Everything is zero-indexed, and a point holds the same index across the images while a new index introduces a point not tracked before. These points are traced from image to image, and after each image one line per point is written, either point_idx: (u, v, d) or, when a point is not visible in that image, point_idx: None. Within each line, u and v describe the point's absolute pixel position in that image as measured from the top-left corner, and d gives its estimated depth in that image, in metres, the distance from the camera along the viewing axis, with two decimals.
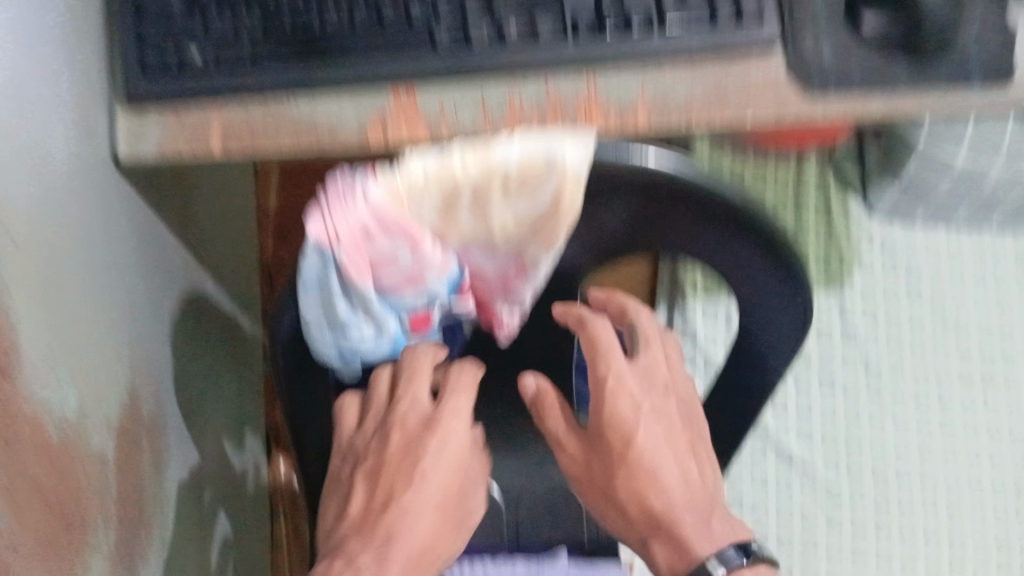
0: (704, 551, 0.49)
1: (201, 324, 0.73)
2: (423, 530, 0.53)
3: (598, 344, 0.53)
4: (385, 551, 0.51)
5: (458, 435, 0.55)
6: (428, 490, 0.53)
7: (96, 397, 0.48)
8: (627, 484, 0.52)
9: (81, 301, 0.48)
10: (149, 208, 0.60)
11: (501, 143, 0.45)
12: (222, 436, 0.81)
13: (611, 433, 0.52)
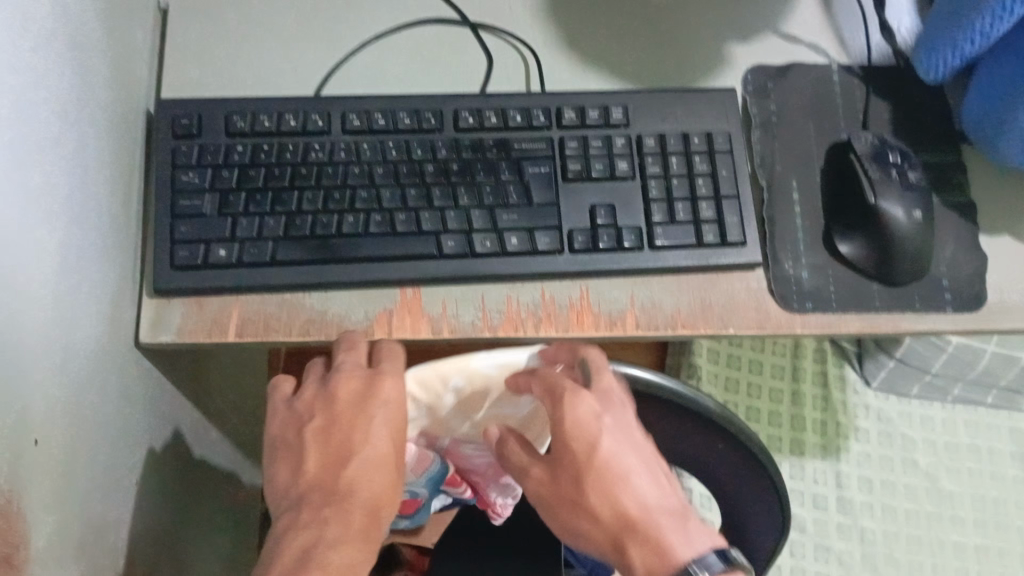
0: (684, 555, 0.47)
1: (206, 489, 0.77)
2: (369, 450, 0.53)
3: (558, 387, 0.50)
4: (329, 497, 0.52)
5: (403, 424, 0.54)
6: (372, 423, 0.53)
7: (95, 574, 0.50)
8: (592, 486, 0.50)
9: (90, 490, 0.50)
10: (164, 385, 0.63)
11: (479, 358, 0.51)
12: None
13: (570, 472, 0.50)
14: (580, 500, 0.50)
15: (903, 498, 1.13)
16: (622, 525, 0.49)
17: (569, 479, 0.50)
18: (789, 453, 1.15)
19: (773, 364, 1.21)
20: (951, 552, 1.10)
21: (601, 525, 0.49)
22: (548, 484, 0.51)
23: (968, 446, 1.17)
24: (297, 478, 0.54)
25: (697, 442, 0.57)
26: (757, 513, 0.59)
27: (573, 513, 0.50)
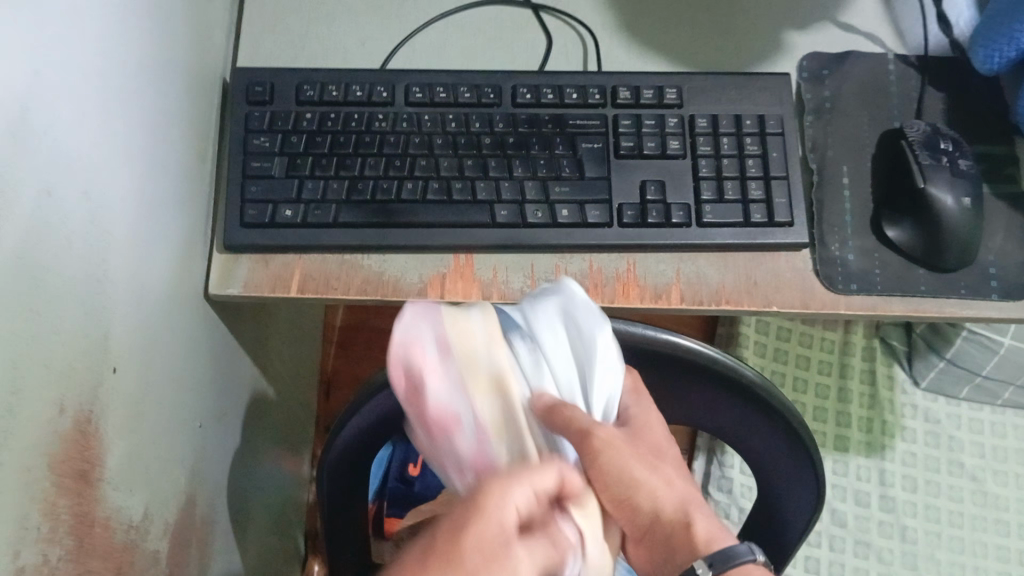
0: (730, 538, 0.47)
1: (263, 442, 0.82)
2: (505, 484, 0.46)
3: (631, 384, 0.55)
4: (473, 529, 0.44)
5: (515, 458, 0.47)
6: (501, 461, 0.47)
7: (158, 505, 0.53)
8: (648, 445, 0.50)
9: (157, 427, 0.53)
10: (226, 339, 0.67)
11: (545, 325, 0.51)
12: (269, 537, 0.87)
13: (653, 440, 0.51)
14: (632, 458, 0.48)
15: (947, 499, 1.13)
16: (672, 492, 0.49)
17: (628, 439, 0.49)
18: (833, 449, 1.16)
19: (820, 359, 1.22)
20: (994, 555, 1.10)
21: (651, 486, 0.48)
22: (615, 438, 0.48)
23: (1017, 450, 1.15)
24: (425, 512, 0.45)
25: (720, 418, 0.59)
26: (791, 489, 0.61)
27: (631, 469, 0.48)
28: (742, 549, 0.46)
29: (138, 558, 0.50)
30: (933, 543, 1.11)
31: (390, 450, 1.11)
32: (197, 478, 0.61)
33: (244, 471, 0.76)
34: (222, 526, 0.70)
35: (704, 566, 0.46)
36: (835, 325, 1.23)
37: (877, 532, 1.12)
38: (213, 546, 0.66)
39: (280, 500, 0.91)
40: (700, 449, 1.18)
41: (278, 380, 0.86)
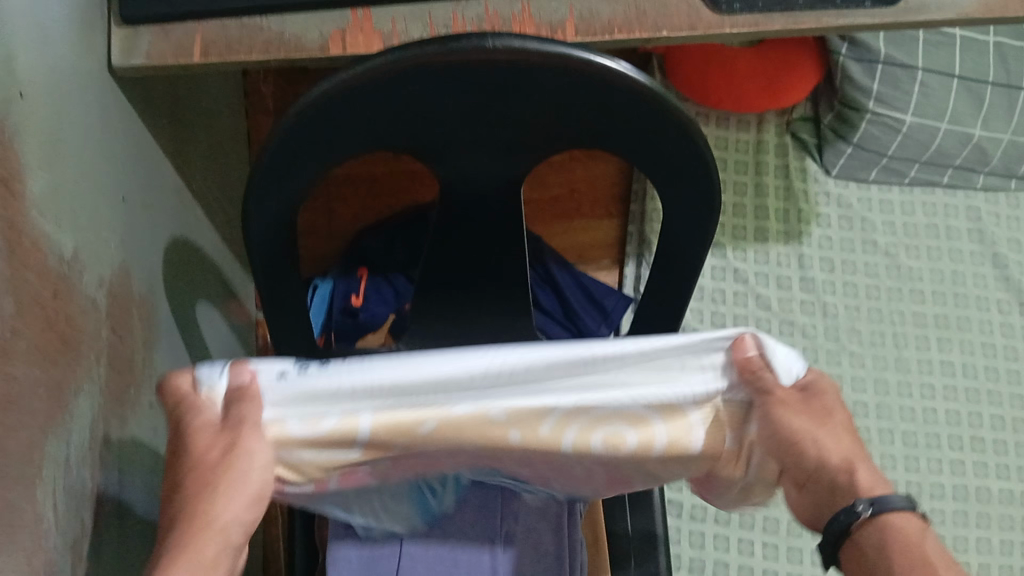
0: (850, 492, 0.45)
1: (197, 246, 0.85)
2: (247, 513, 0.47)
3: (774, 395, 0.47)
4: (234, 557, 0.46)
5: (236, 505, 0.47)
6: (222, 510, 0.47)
7: (88, 254, 0.56)
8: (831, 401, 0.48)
9: (78, 174, 0.55)
10: (143, 128, 0.69)
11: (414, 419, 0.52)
12: (214, 345, 0.90)
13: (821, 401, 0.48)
14: (801, 418, 0.47)
15: (864, 276, 1.23)
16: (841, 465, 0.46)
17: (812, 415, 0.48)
18: (753, 242, 1.23)
19: (736, 160, 1.26)
20: (912, 322, 1.20)
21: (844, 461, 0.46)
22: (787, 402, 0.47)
23: (927, 226, 1.25)
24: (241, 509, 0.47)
25: (619, 133, 0.64)
26: (684, 201, 0.67)
27: (803, 428, 0.46)
28: (895, 497, 0.44)
29: (74, 291, 0.54)
30: (852, 314, 1.20)
31: (332, 287, 1.08)
32: (126, 248, 0.64)
33: (180, 268, 0.79)
34: (165, 311, 0.73)
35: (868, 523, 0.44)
36: (748, 128, 1.28)
37: (796, 306, 1.20)
38: (154, 320, 0.70)
39: (220, 315, 0.94)
40: (629, 254, 1.24)
41: (208, 195, 0.89)
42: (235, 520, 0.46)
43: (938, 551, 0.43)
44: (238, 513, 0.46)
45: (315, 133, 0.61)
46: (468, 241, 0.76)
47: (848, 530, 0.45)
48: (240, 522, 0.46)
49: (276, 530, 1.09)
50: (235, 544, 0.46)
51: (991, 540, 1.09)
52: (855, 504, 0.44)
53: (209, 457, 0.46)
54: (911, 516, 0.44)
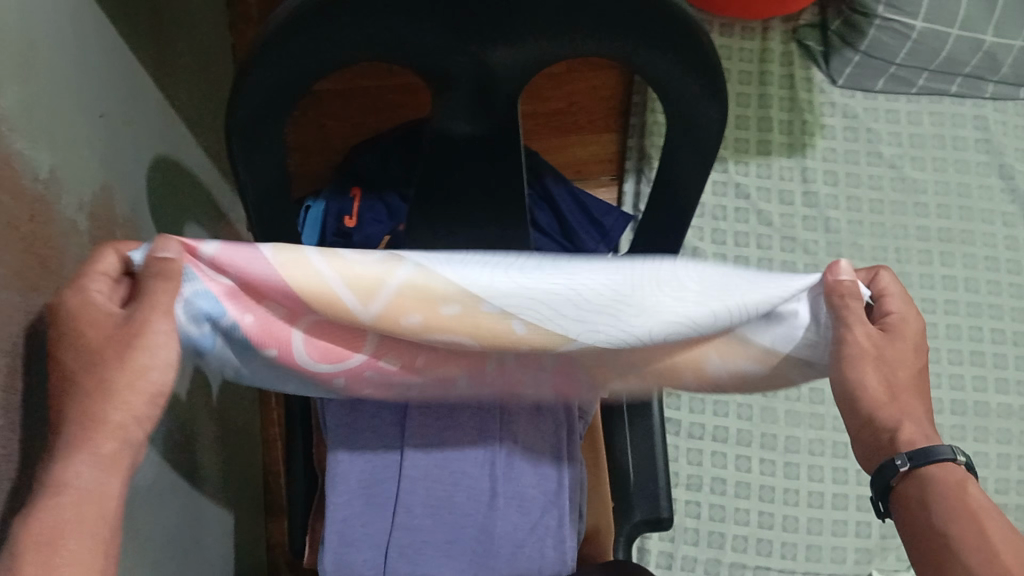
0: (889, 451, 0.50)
1: (183, 165, 0.82)
2: (130, 412, 0.46)
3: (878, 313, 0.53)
4: (110, 455, 0.46)
5: (114, 399, 0.46)
6: (116, 401, 0.46)
7: (67, 174, 0.54)
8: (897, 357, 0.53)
9: (51, 90, 0.52)
10: (119, 40, 0.65)
11: (349, 270, 0.48)
12: None
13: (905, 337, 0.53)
14: (876, 364, 0.52)
15: (868, 190, 1.20)
16: (897, 403, 0.52)
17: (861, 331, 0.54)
18: (756, 155, 1.20)
19: (739, 70, 1.22)
20: (915, 236, 1.18)
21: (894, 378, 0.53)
22: (871, 345, 0.51)
23: (933, 136, 1.22)
24: (121, 412, 0.46)
25: (623, 36, 0.60)
26: (690, 113, 0.64)
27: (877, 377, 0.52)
28: (944, 448, 0.49)
29: (53, 217, 0.51)
30: (853, 228, 1.18)
31: (325, 208, 1.05)
32: (106, 167, 0.61)
33: (166, 186, 0.76)
34: (152, 232, 0.71)
35: (905, 462, 0.49)
36: (753, 36, 1.24)
37: (796, 222, 1.18)
38: (140, 242, 0.68)
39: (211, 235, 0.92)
40: (629, 171, 1.21)
41: (192, 112, 0.85)
42: (133, 419, 0.47)
43: (975, 492, 0.49)
44: (137, 410, 0.47)
45: (303, 44, 0.58)
46: (467, 159, 0.73)
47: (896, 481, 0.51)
48: (138, 419, 0.47)
49: (276, 450, 1.09)
50: (137, 440, 0.47)
51: (988, 454, 1.10)
52: (893, 459, 0.50)
53: (103, 351, 0.46)
54: (938, 462, 0.49)
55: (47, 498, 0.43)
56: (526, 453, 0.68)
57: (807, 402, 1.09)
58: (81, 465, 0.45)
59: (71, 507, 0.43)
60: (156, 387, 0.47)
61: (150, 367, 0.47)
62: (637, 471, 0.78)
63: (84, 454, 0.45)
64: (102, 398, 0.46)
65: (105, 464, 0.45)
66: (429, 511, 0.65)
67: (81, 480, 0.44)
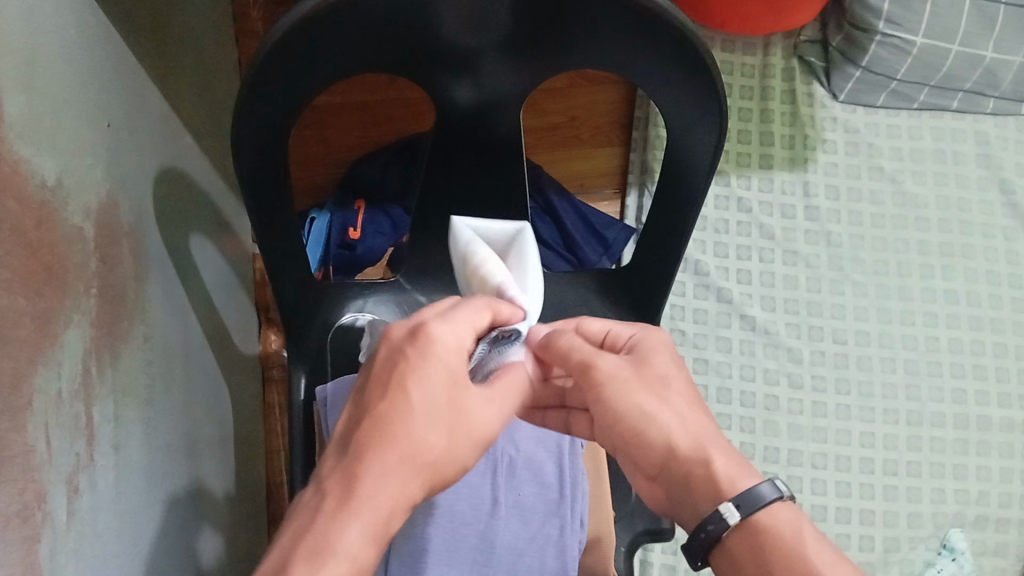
0: None
1: (188, 175, 0.83)
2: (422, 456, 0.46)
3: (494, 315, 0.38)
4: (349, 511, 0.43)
5: (415, 459, 0.46)
6: (404, 458, 0.45)
7: (74, 182, 0.55)
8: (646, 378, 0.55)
9: (59, 98, 0.53)
10: (126, 50, 0.66)
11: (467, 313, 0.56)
12: (208, 276, 0.89)
13: None
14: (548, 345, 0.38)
15: (869, 204, 1.20)
16: None
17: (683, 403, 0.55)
18: (757, 169, 1.21)
19: (741, 85, 1.23)
20: (916, 250, 1.18)
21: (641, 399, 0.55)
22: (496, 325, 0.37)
23: (933, 151, 1.23)
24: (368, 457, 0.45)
25: (623, 48, 0.61)
26: (689, 125, 0.65)
27: None
28: None
29: (59, 222, 0.52)
30: (854, 242, 1.18)
31: (329, 220, 1.07)
32: (112, 176, 0.62)
33: (171, 195, 0.77)
34: (157, 241, 0.71)
35: None
36: (754, 51, 1.25)
37: (798, 236, 1.19)
38: (145, 251, 0.68)
39: (215, 245, 0.92)
40: (631, 185, 1.21)
41: (197, 123, 0.86)
42: (404, 492, 0.45)
43: None
44: (413, 480, 0.45)
45: (308, 55, 0.59)
46: (469, 172, 0.74)
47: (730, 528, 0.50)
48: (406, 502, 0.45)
49: (278, 463, 1.09)
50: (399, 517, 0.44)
51: (991, 467, 1.09)
52: None
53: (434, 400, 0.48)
54: None
55: (311, 557, 0.41)
56: (527, 462, 0.70)
57: (810, 416, 1.10)
58: (350, 528, 0.42)
59: (331, 570, 0.41)
60: (430, 452, 0.46)
61: (426, 437, 0.46)
62: (638, 484, 0.78)
63: (358, 520, 0.43)
64: (404, 442, 0.46)
65: (373, 529, 0.43)
66: (434, 517, 0.65)
67: (353, 545, 0.42)
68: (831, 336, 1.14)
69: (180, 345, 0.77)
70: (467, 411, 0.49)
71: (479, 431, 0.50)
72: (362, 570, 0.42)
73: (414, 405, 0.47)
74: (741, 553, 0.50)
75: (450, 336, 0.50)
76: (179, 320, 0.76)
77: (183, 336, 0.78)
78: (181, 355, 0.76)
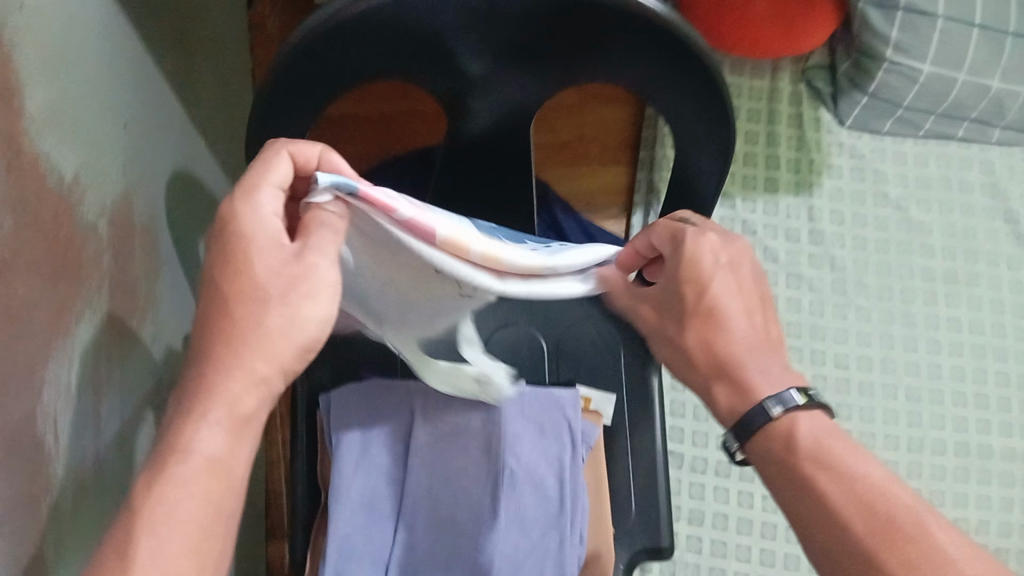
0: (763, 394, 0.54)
1: (201, 179, 0.84)
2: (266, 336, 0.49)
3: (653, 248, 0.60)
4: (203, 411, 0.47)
5: (255, 336, 0.49)
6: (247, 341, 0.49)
7: (92, 180, 0.55)
8: (740, 283, 0.58)
9: (80, 96, 0.54)
10: (147, 53, 0.67)
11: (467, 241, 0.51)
12: None
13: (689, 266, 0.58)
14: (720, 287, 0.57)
15: (874, 229, 1.21)
16: None
17: (766, 309, 0.59)
18: (763, 192, 1.22)
19: (749, 108, 1.25)
20: (920, 276, 1.19)
21: (728, 301, 0.57)
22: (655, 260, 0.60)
23: (939, 179, 1.23)
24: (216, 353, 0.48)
25: (637, 67, 0.62)
26: (702, 145, 0.65)
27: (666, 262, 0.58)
28: (785, 395, 0.53)
29: (77, 218, 0.53)
30: (857, 267, 1.19)
31: None
32: (127, 175, 0.62)
33: (184, 197, 0.78)
34: (169, 242, 0.72)
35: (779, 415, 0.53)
36: (762, 75, 1.26)
37: (803, 259, 1.19)
38: (157, 252, 0.69)
39: None
40: (637, 205, 1.22)
41: (213, 128, 0.87)
42: (262, 373, 0.49)
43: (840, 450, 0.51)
44: (270, 360, 0.49)
45: (326, 65, 0.60)
46: (481, 185, 0.75)
47: (757, 430, 0.53)
48: (265, 384, 0.49)
49: (279, 469, 1.09)
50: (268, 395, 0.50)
51: (990, 496, 1.09)
52: (767, 406, 0.53)
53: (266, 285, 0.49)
54: (805, 412, 0.53)
55: (171, 463, 0.45)
56: (529, 473, 0.69)
57: None
58: (207, 430, 0.47)
59: (192, 474, 0.45)
60: (277, 338, 0.49)
61: (265, 321, 0.49)
62: (639, 499, 0.78)
63: (215, 420, 0.47)
64: (243, 335, 0.49)
65: (228, 422, 0.48)
66: (431, 528, 0.67)
67: (208, 447, 0.46)
68: (833, 360, 1.14)
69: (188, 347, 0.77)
70: (298, 275, 0.49)
71: (319, 288, 0.50)
72: (230, 462, 0.47)
73: (241, 305, 0.49)
74: (764, 455, 0.53)
75: (251, 216, 0.49)
76: (187, 322, 0.77)
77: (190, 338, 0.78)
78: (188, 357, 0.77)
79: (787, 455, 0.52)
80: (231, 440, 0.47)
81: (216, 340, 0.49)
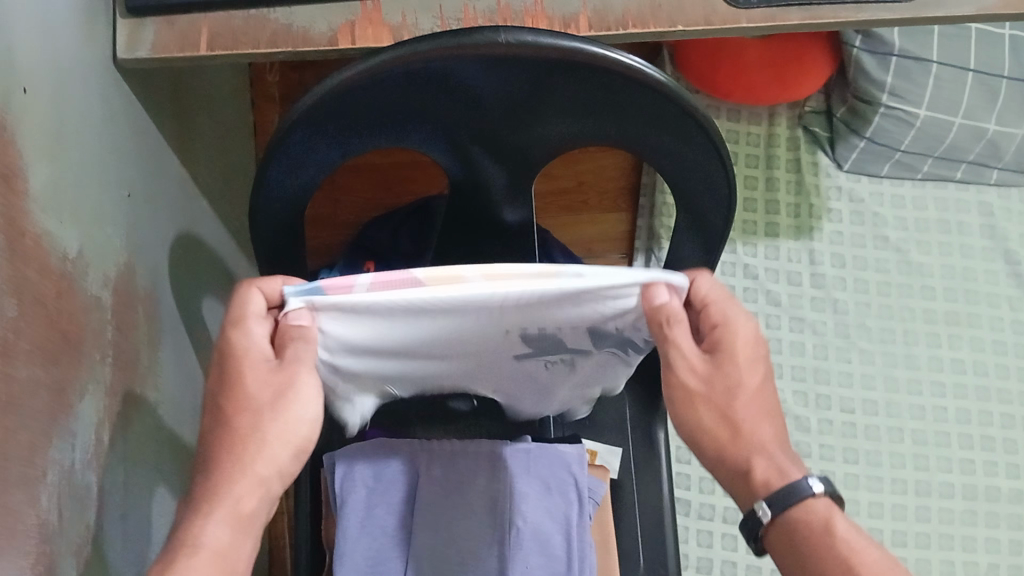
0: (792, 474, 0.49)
1: (203, 238, 0.84)
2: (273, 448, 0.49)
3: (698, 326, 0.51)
4: (212, 501, 0.47)
5: (258, 445, 0.48)
6: (252, 441, 0.48)
7: (94, 251, 0.56)
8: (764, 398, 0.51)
9: (83, 169, 0.54)
10: (149, 120, 0.68)
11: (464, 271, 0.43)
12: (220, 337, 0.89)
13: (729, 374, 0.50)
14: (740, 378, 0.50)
15: (874, 272, 1.21)
16: None
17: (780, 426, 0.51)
18: (763, 237, 1.22)
19: (747, 153, 1.26)
20: (923, 319, 1.19)
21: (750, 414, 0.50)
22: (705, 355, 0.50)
23: (938, 221, 1.24)
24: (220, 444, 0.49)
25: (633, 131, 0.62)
26: (699, 205, 0.66)
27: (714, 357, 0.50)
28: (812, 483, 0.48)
29: (80, 291, 0.53)
30: (859, 311, 1.19)
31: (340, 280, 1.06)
32: (130, 241, 0.63)
33: (186, 257, 0.78)
34: (171, 303, 0.72)
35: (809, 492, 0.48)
36: (759, 120, 1.27)
37: (804, 303, 1.19)
38: (160, 315, 0.69)
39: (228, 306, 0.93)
40: (638, 250, 1.22)
41: (215, 188, 0.88)
42: (270, 469, 0.49)
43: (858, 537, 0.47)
44: (279, 455, 0.49)
45: (325, 134, 0.60)
46: (481, 244, 0.75)
47: (791, 506, 0.48)
48: (279, 474, 0.49)
49: (282, 520, 1.09)
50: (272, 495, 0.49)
51: (1000, 540, 1.08)
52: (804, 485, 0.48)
53: (258, 400, 0.49)
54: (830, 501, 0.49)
55: (180, 557, 0.45)
56: (535, 533, 0.67)
57: None
58: (213, 520, 0.46)
59: (202, 564, 0.45)
60: (288, 435, 0.49)
61: (264, 425, 0.49)
62: (645, 553, 0.78)
63: (223, 514, 0.47)
64: (249, 434, 0.49)
65: (230, 517, 0.47)
66: None
67: (213, 537, 0.46)
68: (837, 404, 1.14)
69: (190, 408, 0.77)
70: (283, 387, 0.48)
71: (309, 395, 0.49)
72: (235, 557, 0.46)
73: (237, 411, 0.49)
74: (786, 534, 0.49)
75: (245, 343, 0.49)
76: (189, 382, 0.77)
77: (193, 398, 0.78)
78: (190, 417, 0.77)
79: (810, 539, 0.48)
80: (236, 535, 0.47)
81: (221, 432, 0.49)
